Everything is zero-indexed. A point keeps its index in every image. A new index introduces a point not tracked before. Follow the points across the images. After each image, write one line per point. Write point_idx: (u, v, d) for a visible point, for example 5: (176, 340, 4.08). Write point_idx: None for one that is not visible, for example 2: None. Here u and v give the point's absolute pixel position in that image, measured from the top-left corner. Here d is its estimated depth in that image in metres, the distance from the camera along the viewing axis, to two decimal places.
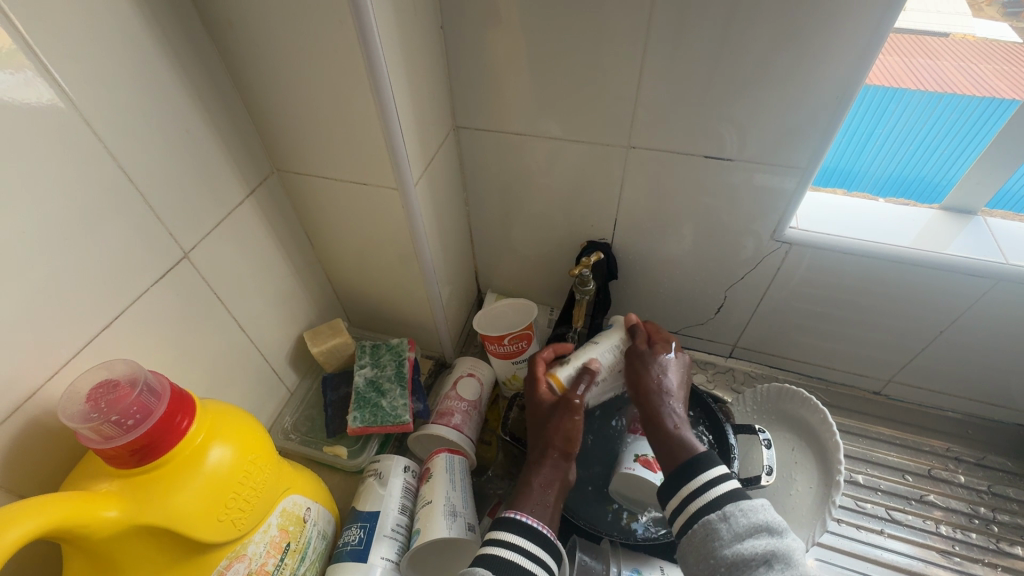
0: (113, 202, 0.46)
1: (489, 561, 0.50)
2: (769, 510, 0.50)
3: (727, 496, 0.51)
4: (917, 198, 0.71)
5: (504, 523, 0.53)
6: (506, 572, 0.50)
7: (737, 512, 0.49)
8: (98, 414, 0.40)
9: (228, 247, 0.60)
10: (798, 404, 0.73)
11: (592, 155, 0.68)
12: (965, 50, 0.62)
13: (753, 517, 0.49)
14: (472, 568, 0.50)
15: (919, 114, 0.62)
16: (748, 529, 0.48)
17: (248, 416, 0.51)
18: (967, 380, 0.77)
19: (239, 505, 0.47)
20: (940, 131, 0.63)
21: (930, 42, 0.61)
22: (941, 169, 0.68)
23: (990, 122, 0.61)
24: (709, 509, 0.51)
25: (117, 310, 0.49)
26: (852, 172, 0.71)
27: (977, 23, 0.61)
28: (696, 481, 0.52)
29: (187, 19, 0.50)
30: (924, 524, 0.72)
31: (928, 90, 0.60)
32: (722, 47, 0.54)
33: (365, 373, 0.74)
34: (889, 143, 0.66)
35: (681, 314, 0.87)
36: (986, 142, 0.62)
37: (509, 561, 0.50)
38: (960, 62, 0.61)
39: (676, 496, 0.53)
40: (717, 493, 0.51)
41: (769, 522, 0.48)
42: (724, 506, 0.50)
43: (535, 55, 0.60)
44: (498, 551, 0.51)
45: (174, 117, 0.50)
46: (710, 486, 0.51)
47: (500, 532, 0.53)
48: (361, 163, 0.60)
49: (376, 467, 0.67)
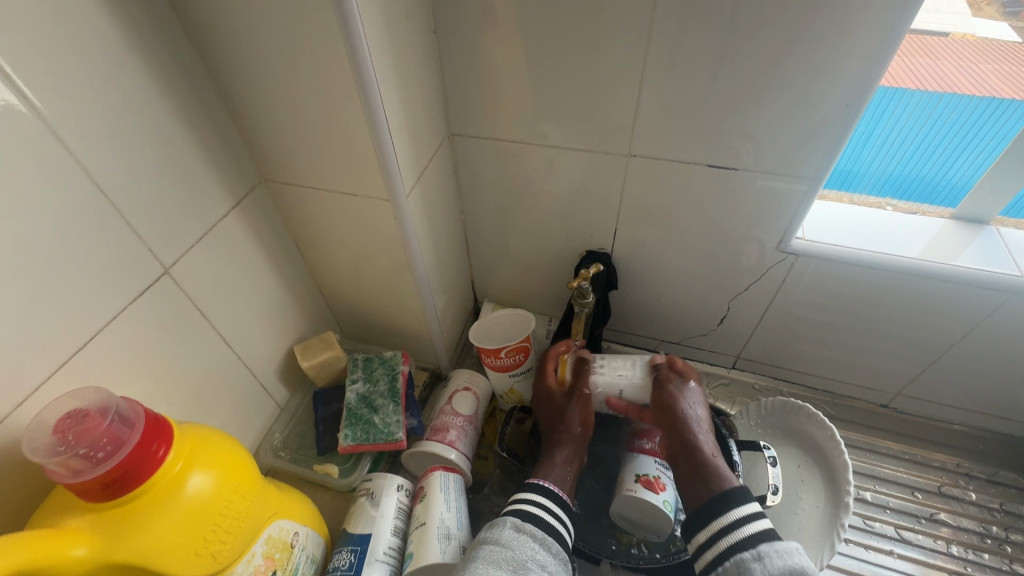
0: (88, 218, 0.44)
1: (521, 512, 0.56)
2: (806, 555, 0.49)
3: (759, 535, 0.51)
4: (917, 200, 0.68)
5: (530, 485, 0.59)
6: (535, 521, 0.55)
7: (771, 552, 0.49)
8: (65, 447, 0.38)
9: (212, 261, 0.57)
10: (804, 420, 0.71)
11: (591, 163, 0.66)
12: (965, 50, 0.58)
13: (788, 559, 0.48)
14: (505, 517, 0.55)
15: (919, 113, 0.59)
16: (783, 569, 0.48)
17: (229, 439, 0.49)
18: (978, 394, 0.75)
19: (220, 537, 0.45)
20: (939, 132, 0.61)
21: (930, 42, 0.58)
22: (941, 170, 0.64)
23: (993, 120, 0.58)
24: (740, 547, 0.51)
25: (93, 330, 0.46)
26: (850, 172, 0.68)
27: (977, 22, 0.58)
28: (728, 517, 0.54)
29: (165, 24, 0.47)
30: (934, 543, 0.70)
31: (928, 89, 0.57)
32: (727, 52, 0.52)
33: (357, 388, 0.72)
34: (888, 143, 0.63)
35: (683, 325, 0.84)
36: (985, 141, 0.60)
37: (537, 513, 0.56)
38: (960, 62, 0.58)
39: (706, 530, 0.55)
40: (748, 531, 0.52)
41: (804, 566, 0.48)
42: (757, 545, 0.51)
43: (531, 60, 0.58)
44: (527, 507, 0.57)
45: (153, 126, 0.48)
46: (740, 524, 0.53)
47: (529, 490, 0.58)
48: (351, 174, 0.58)
49: (368, 487, 0.65)
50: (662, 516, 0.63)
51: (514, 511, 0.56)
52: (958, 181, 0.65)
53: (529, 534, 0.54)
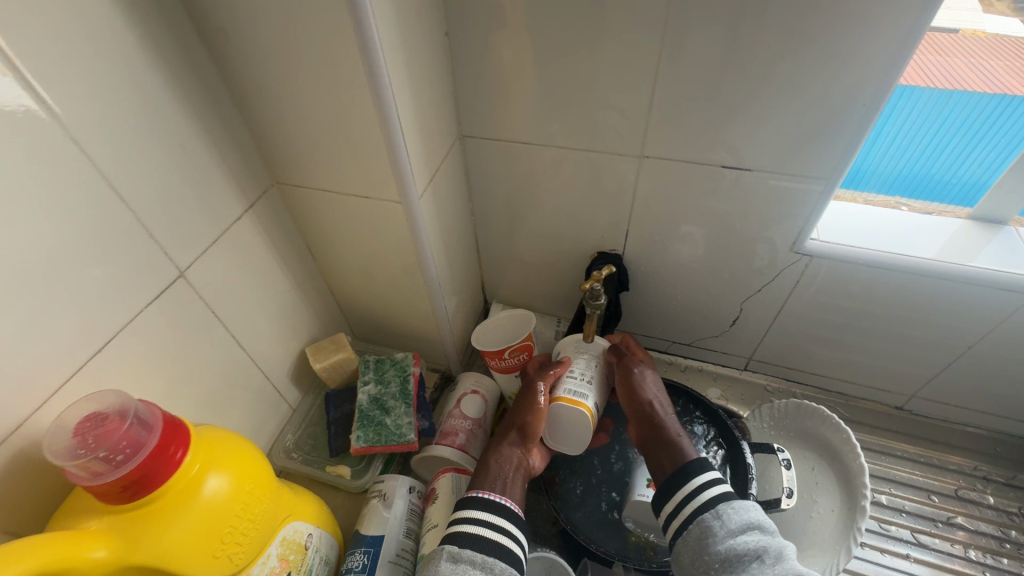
0: (105, 221, 0.44)
1: (457, 539, 0.53)
2: (758, 510, 0.53)
3: (719, 496, 0.53)
4: (926, 198, 0.68)
5: (473, 499, 0.56)
6: (474, 546, 0.52)
7: (729, 510, 0.52)
8: (86, 450, 0.38)
9: (226, 264, 0.58)
10: (818, 422, 0.70)
11: (603, 164, 0.66)
12: (977, 47, 0.57)
13: (744, 514, 0.51)
14: (442, 546, 0.52)
15: (929, 110, 0.58)
16: (741, 526, 0.51)
17: (245, 442, 0.49)
18: (996, 397, 0.74)
19: (236, 539, 0.45)
20: (949, 130, 0.60)
21: (941, 38, 0.56)
22: (952, 167, 0.63)
23: (1004, 118, 0.57)
24: (702, 511, 0.53)
25: (110, 332, 0.47)
26: (860, 171, 0.67)
27: (988, 18, 0.56)
28: (690, 484, 0.55)
29: (180, 27, 0.48)
30: (951, 548, 0.69)
31: (937, 87, 0.57)
32: (741, 52, 0.52)
33: (368, 390, 0.72)
34: (898, 141, 0.62)
35: (695, 326, 0.84)
36: (993, 138, 0.59)
37: (475, 535, 0.52)
38: (971, 60, 0.57)
39: (671, 501, 0.56)
40: (709, 495, 0.54)
41: (760, 521, 0.51)
42: (717, 506, 0.53)
43: (543, 61, 0.58)
44: (467, 528, 0.53)
45: (168, 130, 0.48)
46: (702, 489, 0.54)
47: (465, 510, 0.55)
48: (363, 176, 0.58)
49: (380, 488, 0.65)
50: None
51: (452, 537, 0.53)
52: (970, 178, 0.64)
53: (468, 562, 0.50)
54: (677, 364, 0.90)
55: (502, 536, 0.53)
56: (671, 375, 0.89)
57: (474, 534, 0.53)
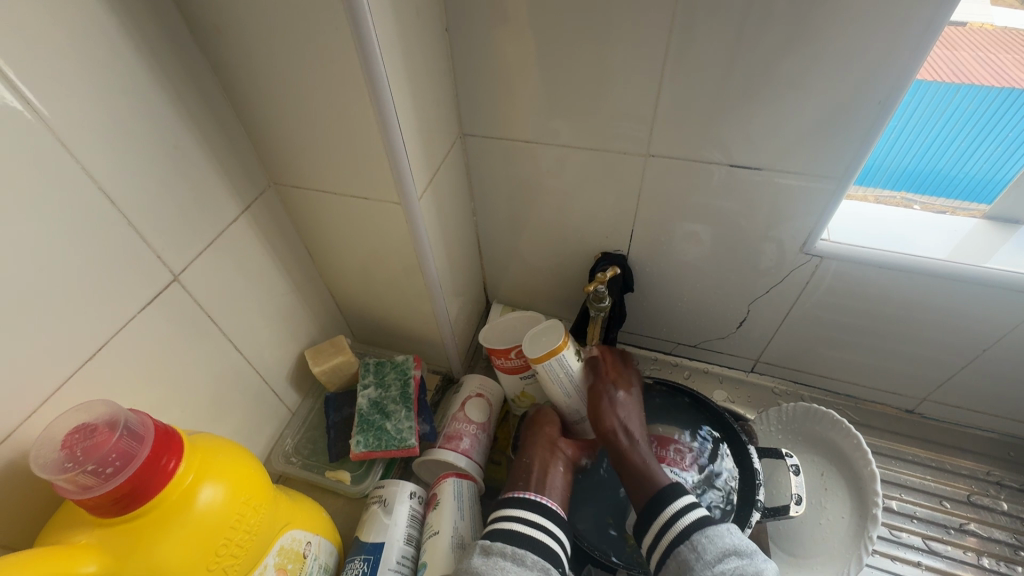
0: (96, 226, 0.43)
1: (491, 534, 0.54)
2: (733, 534, 0.53)
3: (693, 525, 0.53)
4: (933, 193, 0.66)
5: (509, 499, 0.57)
6: (504, 539, 0.53)
7: (705, 541, 0.52)
8: (74, 463, 0.37)
9: (222, 268, 0.57)
10: (827, 427, 0.69)
11: (607, 163, 0.64)
12: (985, 40, 0.55)
13: (720, 543, 0.52)
14: (476, 542, 0.54)
15: (936, 104, 0.57)
16: (718, 555, 0.51)
17: (242, 450, 0.48)
18: (1010, 401, 0.72)
19: (231, 551, 0.44)
20: (957, 124, 0.58)
21: (951, 33, 0.54)
22: (958, 163, 0.61)
23: (1011, 111, 0.55)
24: (678, 541, 0.53)
25: (102, 339, 0.46)
26: (867, 165, 0.65)
27: (998, 10, 0.54)
28: (664, 514, 0.55)
29: (172, 24, 0.46)
30: (963, 555, 0.67)
31: (944, 82, 0.55)
32: (749, 48, 0.50)
33: (369, 394, 0.71)
34: (906, 135, 0.60)
35: (701, 328, 0.82)
36: (1002, 134, 0.57)
37: (502, 529, 0.54)
38: (979, 52, 0.55)
39: (648, 533, 0.56)
40: (683, 523, 0.54)
41: (736, 545, 0.52)
42: (692, 535, 0.53)
43: (546, 57, 0.56)
44: (501, 524, 0.55)
45: (161, 131, 0.47)
46: (677, 517, 0.54)
47: (500, 509, 0.57)
48: (362, 177, 0.57)
49: (380, 494, 0.64)
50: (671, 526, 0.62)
51: (489, 534, 0.55)
52: (979, 173, 0.62)
53: (499, 555, 0.52)
54: (682, 365, 0.88)
55: (534, 530, 0.54)
56: (676, 377, 0.88)
57: (506, 530, 0.54)
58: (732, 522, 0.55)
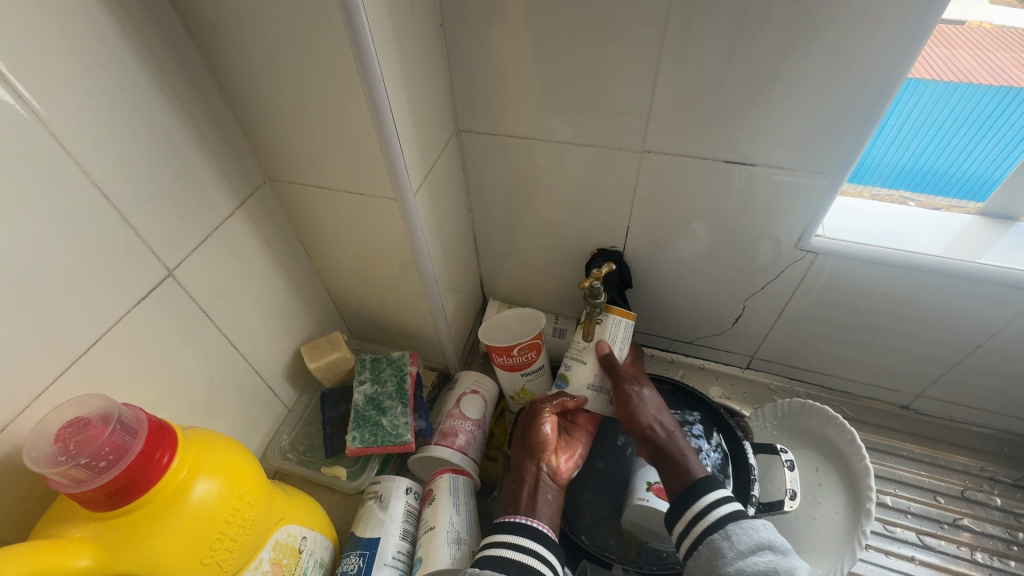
0: (89, 222, 0.43)
1: (479, 562, 0.54)
2: (769, 529, 0.53)
3: (729, 516, 0.53)
4: (929, 192, 0.66)
5: (498, 525, 0.57)
6: (491, 565, 0.53)
7: (740, 531, 0.52)
8: (67, 457, 0.37)
9: (217, 264, 0.57)
10: (822, 422, 0.69)
11: (603, 160, 0.64)
12: (983, 39, 0.55)
13: (754, 535, 0.51)
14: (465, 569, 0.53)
15: (934, 102, 0.57)
16: (751, 547, 0.51)
17: (236, 445, 0.48)
18: (1004, 397, 0.72)
19: (226, 545, 0.44)
20: (954, 122, 0.58)
21: (946, 31, 0.55)
22: (957, 161, 0.61)
23: (1009, 110, 0.55)
24: (712, 530, 0.53)
25: (96, 334, 0.46)
26: (864, 164, 0.65)
27: (995, 9, 0.55)
28: (698, 504, 0.55)
29: (166, 20, 0.46)
30: (957, 550, 0.68)
31: (941, 80, 0.55)
32: (743, 44, 0.50)
33: (364, 390, 0.71)
34: (902, 134, 0.60)
35: (697, 324, 0.82)
36: (999, 133, 0.57)
37: (491, 556, 0.54)
38: (978, 51, 0.55)
39: (681, 520, 0.56)
40: (719, 514, 0.54)
41: (770, 540, 0.51)
42: (726, 526, 0.53)
43: (541, 53, 0.56)
44: (490, 551, 0.54)
45: (155, 127, 0.47)
46: (712, 507, 0.54)
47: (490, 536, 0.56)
48: (357, 173, 0.57)
49: (376, 489, 0.64)
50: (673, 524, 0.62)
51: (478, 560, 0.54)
52: (977, 173, 0.62)
53: None
54: (678, 362, 0.89)
55: (522, 555, 0.53)
56: (672, 373, 0.88)
57: (494, 556, 0.54)
58: (767, 520, 0.54)
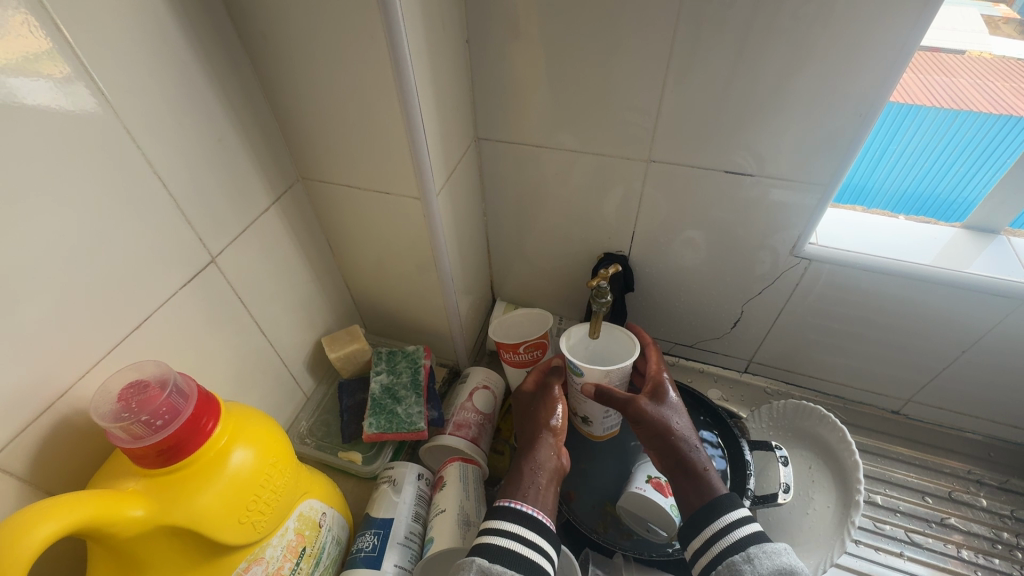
0: (148, 207, 0.48)
1: (488, 552, 0.51)
2: (792, 554, 0.51)
3: (750, 538, 0.52)
4: (931, 215, 0.71)
5: (498, 509, 0.55)
6: (503, 560, 0.51)
7: (761, 554, 0.51)
8: (129, 414, 0.41)
9: (252, 252, 0.61)
10: (815, 422, 0.72)
11: (611, 168, 0.69)
12: (982, 68, 0.61)
13: (776, 559, 0.50)
14: (470, 559, 0.51)
15: (934, 130, 0.61)
16: (772, 570, 0.49)
17: (268, 419, 0.52)
18: (990, 402, 0.76)
19: (260, 507, 0.47)
20: (954, 149, 0.63)
21: (946, 60, 0.60)
22: (957, 186, 0.67)
23: (1008, 140, 0.59)
24: (732, 551, 0.52)
25: (146, 311, 0.50)
26: (864, 187, 0.70)
27: (994, 40, 0.60)
28: (719, 522, 0.54)
29: (225, 31, 0.51)
30: (945, 547, 0.70)
31: (943, 108, 0.59)
32: (741, 63, 0.55)
33: (381, 380, 0.75)
34: (905, 158, 0.65)
35: (697, 328, 0.86)
36: (1008, 166, 0.61)
37: (504, 548, 0.51)
38: (976, 79, 0.60)
39: (698, 537, 0.55)
40: (739, 535, 0.53)
41: (791, 565, 0.50)
42: (747, 548, 0.52)
43: (557, 68, 0.61)
44: (497, 540, 0.52)
45: (209, 124, 0.52)
46: (731, 529, 0.53)
47: (496, 520, 0.54)
48: (386, 173, 0.61)
49: (390, 474, 0.67)
50: (670, 519, 0.65)
51: (481, 548, 0.52)
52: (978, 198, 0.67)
53: None
54: (679, 365, 0.92)
55: (528, 550, 0.52)
56: (673, 375, 0.91)
57: (504, 548, 0.52)
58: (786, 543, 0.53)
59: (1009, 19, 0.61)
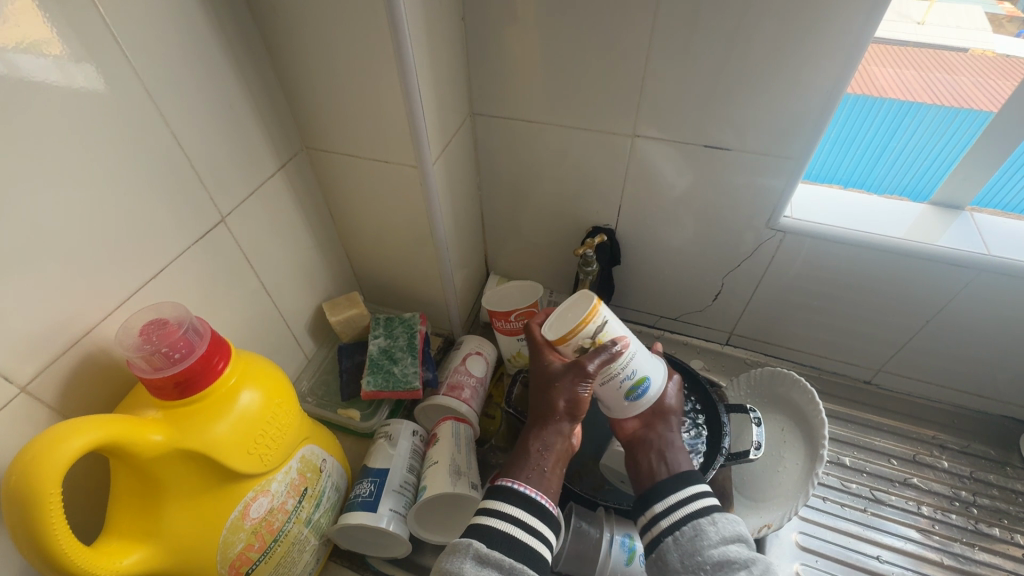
0: (164, 166, 0.51)
1: (485, 536, 0.52)
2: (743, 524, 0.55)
3: (711, 506, 0.55)
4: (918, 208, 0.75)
5: (498, 491, 0.55)
6: (501, 544, 0.51)
7: (724, 520, 0.54)
8: (150, 345, 0.45)
9: (259, 216, 0.65)
10: (788, 386, 0.76)
11: (598, 144, 0.73)
12: (984, 67, 0.64)
13: (734, 527, 0.54)
14: (466, 542, 0.51)
15: (933, 128, 0.66)
16: (730, 534, 0.53)
17: (274, 367, 0.56)
18: (954, 372, 0.80)
19: (266, 443, 0.52)
20: (952, 147, 0.67)
21: (947, 57, 0.65)
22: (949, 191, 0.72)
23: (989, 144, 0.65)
24: (696, 515, 0.54)
25: (161, 264, 0.54)
26: (864, 185, 0.75)
27: (999, 38, 0.63)
28: (684, 489, 0.56)
29: (236, 5, 0.55)
30: (907, 504, 0.75)
31: (942, 104, 0.64)
32: (720, 42, 0.58)
33: (378, 343, 0.79)
34: (905, 156, 0.70)
35: (681, 301, 0.90)
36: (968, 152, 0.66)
37: (502, 532, 0.52)
38: (977, 78, 0.64)
39: (660, 500, 0.56)
40: (703, 502, 0.55)
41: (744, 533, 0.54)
42: (710, 512, 0.55)
43: (548, 46, 0.65)
44: (496, 524, 0.53)
45: (219, 92, 0.55)
46: (695, 496, 0.56)
47: (495, 504, 0.54)
48: (384, 143, 0.65)
49: (387, 430, 0.71)
50: None
51: (478, 530, 0.53)
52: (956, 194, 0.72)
53: (495, 565, 0.50)
54: (664, 337, 0.96)
55: (527, 534, 0.52)
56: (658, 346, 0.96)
57: (502, 533, 0.52)
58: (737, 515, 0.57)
59: (1014, 16, 0.63)
